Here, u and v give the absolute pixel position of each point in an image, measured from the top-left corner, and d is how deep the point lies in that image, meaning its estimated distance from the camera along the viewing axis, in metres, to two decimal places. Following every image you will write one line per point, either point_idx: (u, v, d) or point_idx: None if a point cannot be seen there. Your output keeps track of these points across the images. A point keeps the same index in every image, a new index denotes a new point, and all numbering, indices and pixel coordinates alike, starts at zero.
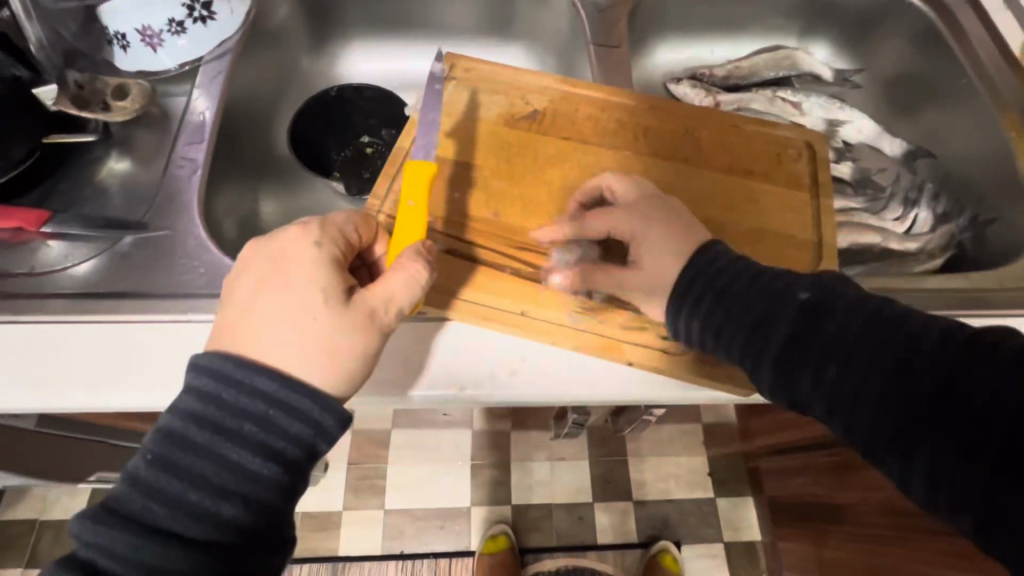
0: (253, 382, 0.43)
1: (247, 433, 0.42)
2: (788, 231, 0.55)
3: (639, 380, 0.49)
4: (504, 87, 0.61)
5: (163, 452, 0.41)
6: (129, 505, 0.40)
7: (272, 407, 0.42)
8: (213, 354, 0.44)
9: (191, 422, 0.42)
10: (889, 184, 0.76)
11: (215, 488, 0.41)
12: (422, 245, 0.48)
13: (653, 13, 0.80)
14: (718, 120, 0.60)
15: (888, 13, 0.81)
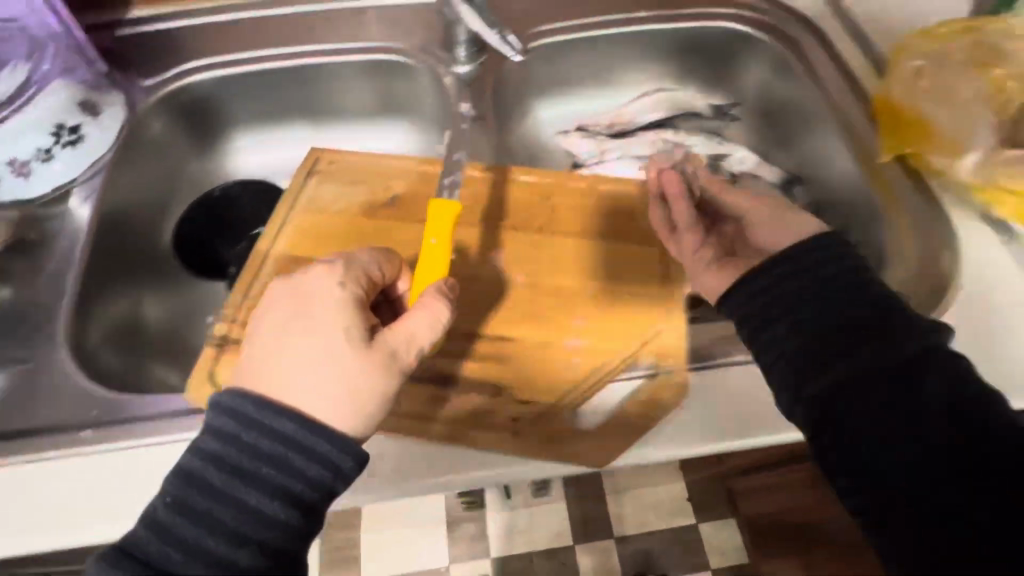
0: (274, 424, 0.42)
1: (210, 475, 0.41)
2: (638, 291, 0.55)
3: (489, 463, 0.47)
4: (367, 175, 0.64)
5: (223, 489, 0.41)
6: (142, 550, 0.40)
7: (288, 448, 0.42)
8: (234, 393, 0.43)
9: (235, 457, 0.41)
10: None
11: (192, 538, 0.40)
12: (444, 283, 0.48)
13: (522, 77, 0.84)
14: (572, 184, 0.63)
15: (741, 48, 0.83)
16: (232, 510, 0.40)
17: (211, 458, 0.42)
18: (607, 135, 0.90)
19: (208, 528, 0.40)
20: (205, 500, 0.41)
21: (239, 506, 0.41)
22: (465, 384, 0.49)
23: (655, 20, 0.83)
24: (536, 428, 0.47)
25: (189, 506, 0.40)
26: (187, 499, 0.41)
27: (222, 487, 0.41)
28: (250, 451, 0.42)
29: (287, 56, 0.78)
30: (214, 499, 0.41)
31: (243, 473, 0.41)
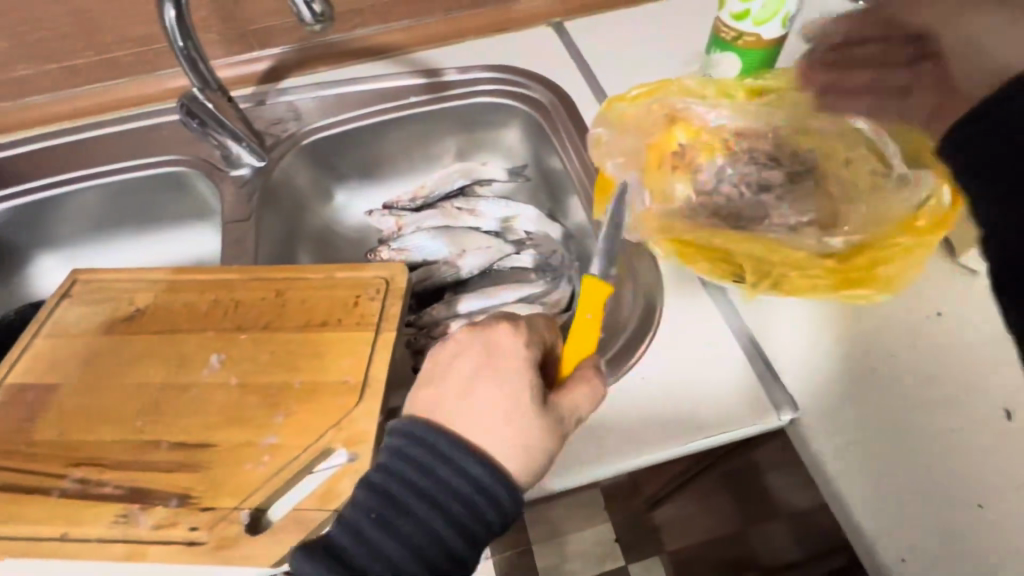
0: (431, 478, 0.43)
1: (401, 506, 0.42)
2: (342, 378, 0.57)
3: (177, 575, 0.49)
4: (113, 292, 0.67)
5: (386, 518, 0.42)
6: (348, 554, 0.41)
7: (425, 509, 0.42)
8: (416, 424, 0.46)
9: (390, 535, 0.41)
10: (560, 265, 0.85)
11: (384, 569, 0.40)
12: (596, 361, 0.51)
13: (311, 169, 0.89)
14: (306, 276, 0.66)
15: (510, 118, 0.89)
16: (378, 545, 0.41)
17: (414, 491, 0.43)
18: (409, 210, 0.92)
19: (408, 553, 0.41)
20: (371, 534, 0.41)
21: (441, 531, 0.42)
22: (152, 498, 0.51)
23: (424, 102, 0.88)
24: (212, 536, 0.48)
25: (378, 536, 0.41)
26: (389, 526, 0.42)
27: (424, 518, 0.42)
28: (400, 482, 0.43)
29: (73, 182, 0.83)
30: (411, 524, 0.42)
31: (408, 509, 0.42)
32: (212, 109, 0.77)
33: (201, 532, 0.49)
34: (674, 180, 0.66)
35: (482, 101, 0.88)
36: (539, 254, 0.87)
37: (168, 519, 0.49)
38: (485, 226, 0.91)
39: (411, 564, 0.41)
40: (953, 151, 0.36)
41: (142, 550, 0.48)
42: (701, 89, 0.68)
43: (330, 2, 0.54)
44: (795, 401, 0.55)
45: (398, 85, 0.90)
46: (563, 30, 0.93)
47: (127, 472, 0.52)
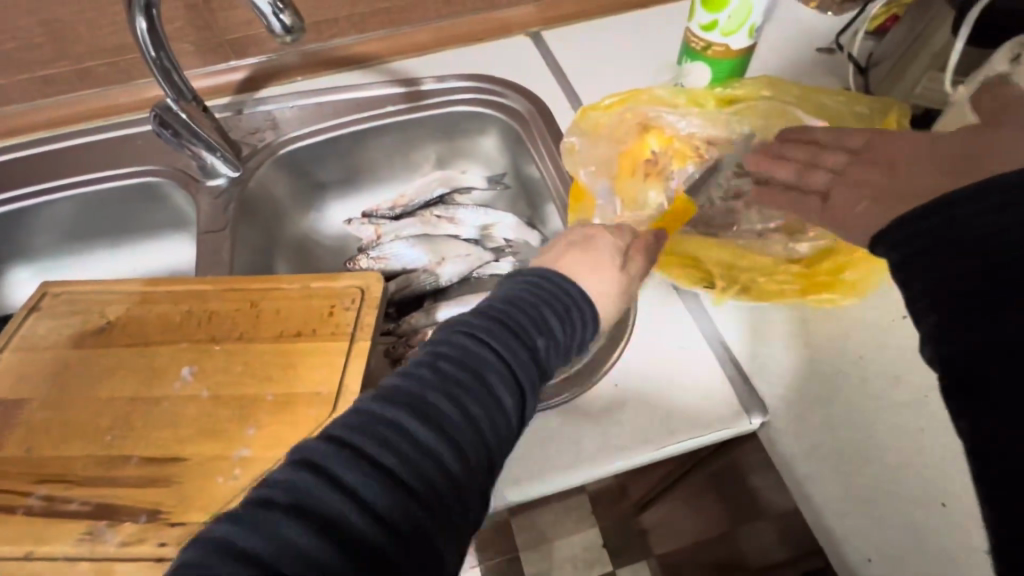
0: (526, 306, 0.47)
1: (481, 350, 0.43)
2: (316, 389, 0.56)
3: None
4: (83, 304, 0.66)
5: (472, 357, 0.42)
6: (418, 395, 0.39)
7: (505, 330, 0.44)
8: (537, 271, 0.51)
9: (459, 368, 0.41)
10: None
11: (476, 401, 0.40)
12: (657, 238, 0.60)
13: (289, 178, 0.89)
14: (281, 286, 0.65)
15: (488, 127, 0.90)
16: (463, 381, 0.40)
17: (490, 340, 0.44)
18: (388, 219, 0.92)
19: (488, 389, 0.41)
20: (459, 374, 0.41)
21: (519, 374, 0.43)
22: (121, 514, 0.50)
23: (402, 112, 0.89)
24: (181, 551, 0.48)
25: (468, 369, 0.41)
26: (471, 367, 0.41)
27: (501, 363, 0.43)
28: (504, 326, 0.44)
29: (46, 193, 0.82)
30: (497, 363, 0.42)
31: (494, 350, 0.43)
32: (187, 120, 0.77)
33: (170, 548, 0.48)
34: (646, 188, 0.68)
35: (460, 110, 0.89)
36: (518, 261, 0.88)
37: (136, 535, 0.48)
38: (464, 234, 0.92)
39: (494, 398, 0.41)
40: (886, 250, 0.43)
41: (108, 567, 0.47)
42: (674, 98, 0.69)
43: (299, 15, 0.55)
44: (765, 404, 0.55)
45: (376, 94, 0.90)
46: (541, 39, 0.94)
47: (95, 488, 0.51)
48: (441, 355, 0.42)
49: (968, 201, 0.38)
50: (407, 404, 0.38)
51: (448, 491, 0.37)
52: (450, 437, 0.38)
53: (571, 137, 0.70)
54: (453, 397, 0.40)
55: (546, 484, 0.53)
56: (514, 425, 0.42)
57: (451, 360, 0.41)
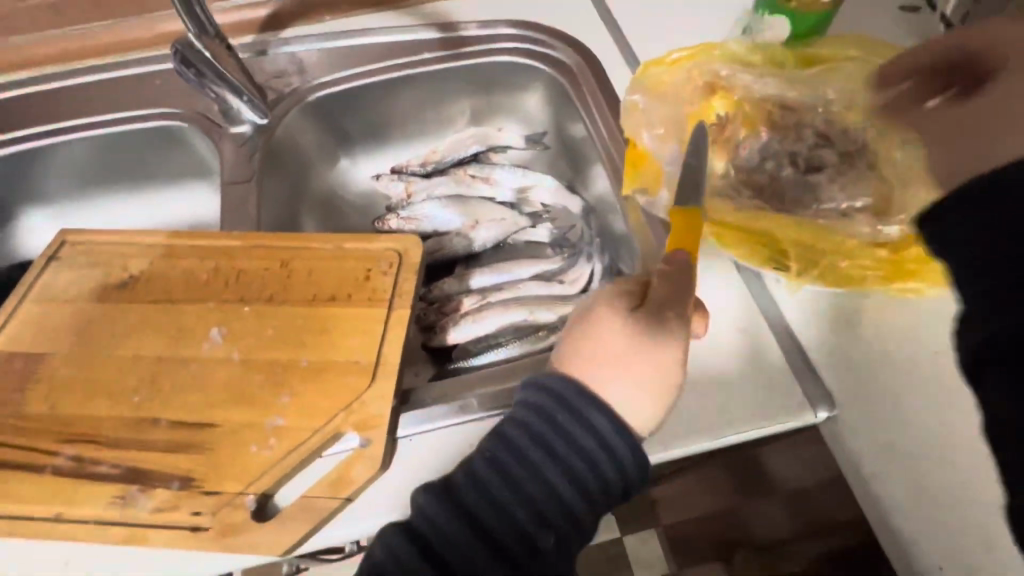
0: (589, 416, 0.45)
1: (517, 465, 0.44)
2: (353, 357, 0.53)
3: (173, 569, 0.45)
4: (105, 257, 0.62)
5: (524, 452, 0.44)
6: (449, 512, 0.42)
7: (551, 438, 0.44)
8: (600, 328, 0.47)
9: (494, 483, 0.43)
10: (578, 240, 0.81)
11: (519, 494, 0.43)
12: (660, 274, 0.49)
13: (316, 129, 0.83)
14: (315, 246, 0.61)
15: (532, 82, 0.83)
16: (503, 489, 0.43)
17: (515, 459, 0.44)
18: (419, 176, 0.88)
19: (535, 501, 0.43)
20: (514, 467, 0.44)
21: (571, 472, 0.43)
22: (152, 480, 0.48)
23: (438, 60, 0.82)
24: (218, 520, 0.46)
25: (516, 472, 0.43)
26: (513, 475, 0.43)
27: (541, 470, 0.43)
28: (546, 421, 0.45)
29: (60, 134, 0.77)
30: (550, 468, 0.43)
31: (540, 456, 0.44)
32: (212, 60, 0.71)
33: (206, 517, 0.46)
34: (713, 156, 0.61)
35: (501, 60, 0.81)
36: (556, 229, 0.83)
37: (169, 502, 0.46)
38: (500, 196, 0.87)
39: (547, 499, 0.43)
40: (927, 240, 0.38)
41: (142, 534, 0.46)
42: (748, 55, 0.62)
43: None
44: (834, 399, 0.51)
45: (411, 40, 0.83)
46: None
47: (126, 450, 0.49)
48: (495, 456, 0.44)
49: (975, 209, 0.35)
50: (429, 526, 0.42)
51: None
52: (474, 550, 0.41)
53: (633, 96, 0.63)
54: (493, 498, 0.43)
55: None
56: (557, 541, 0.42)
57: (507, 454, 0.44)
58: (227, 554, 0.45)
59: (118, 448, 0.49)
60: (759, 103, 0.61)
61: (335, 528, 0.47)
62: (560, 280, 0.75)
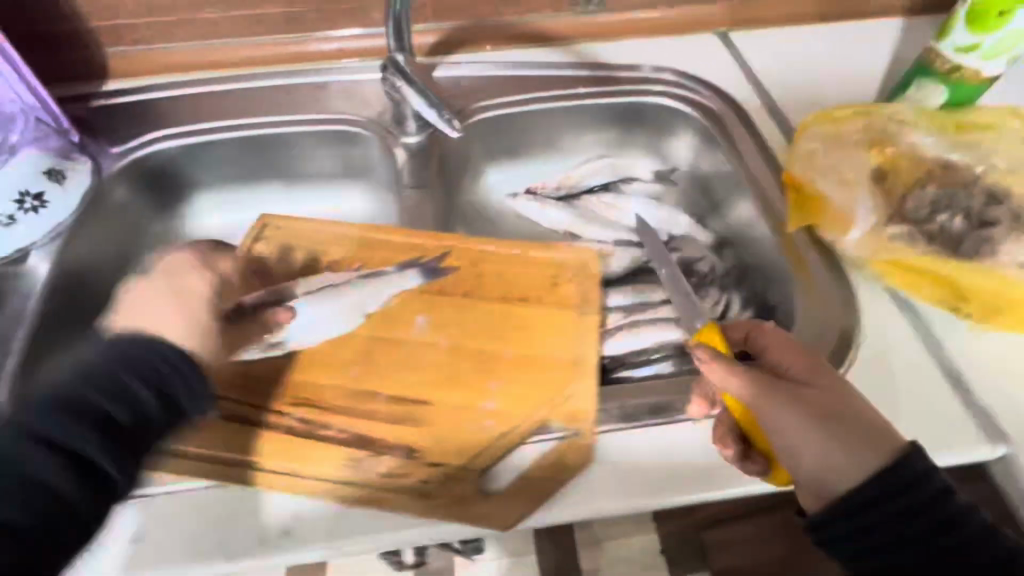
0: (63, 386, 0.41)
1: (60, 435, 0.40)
2: (552, 356, 0.58)
3: (404, 529, 0.48)
4: (308, 242, 0.68)
5: (124, 367, 0.43)
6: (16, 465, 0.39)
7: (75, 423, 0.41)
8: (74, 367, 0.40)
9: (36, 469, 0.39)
10: (708, 274, 0.85)
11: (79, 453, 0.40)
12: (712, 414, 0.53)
13: (472, 146, 0.91)
14: (503, 248, 0.67)
15: (676, 125, 0.90)
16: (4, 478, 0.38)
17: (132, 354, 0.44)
18: (554, 200, 0.95)
19: (140, 387, 0.43)
20: (144, 348, 0.45)
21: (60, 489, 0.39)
22: (380, 449, 0.52)
23: (591, 95, 0.90)
24: (449, 490, 0.49)
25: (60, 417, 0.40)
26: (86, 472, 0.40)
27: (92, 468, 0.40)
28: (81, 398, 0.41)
29: (247, 127, 0.85)
30: (110, 400, 0.42)
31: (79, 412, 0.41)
32: (405, 67, 0.78)
33: (436, 484, 0.49)
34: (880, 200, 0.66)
35: (648, 101, 0.89)
36: (684, 258, 0.88)
37: (401, 468, 0.50)
38: (628, 222, 0.92)
39: (108, 440, 0.41)
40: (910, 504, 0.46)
41: (375, 496, 0.49)
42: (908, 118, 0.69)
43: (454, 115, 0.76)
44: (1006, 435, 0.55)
45: (564, 74, 0.91)
46: (732, 42, 0.94)
47: (354, 417, 0.54)
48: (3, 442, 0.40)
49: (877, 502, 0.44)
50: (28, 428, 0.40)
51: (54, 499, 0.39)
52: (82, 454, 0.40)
53: (811, 143, 0.70)
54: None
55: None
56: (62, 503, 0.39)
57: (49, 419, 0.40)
58: (456, 523, 0.48)
59: (348, 415, 0.54)
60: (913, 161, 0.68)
61: (556, 505, 0.49)
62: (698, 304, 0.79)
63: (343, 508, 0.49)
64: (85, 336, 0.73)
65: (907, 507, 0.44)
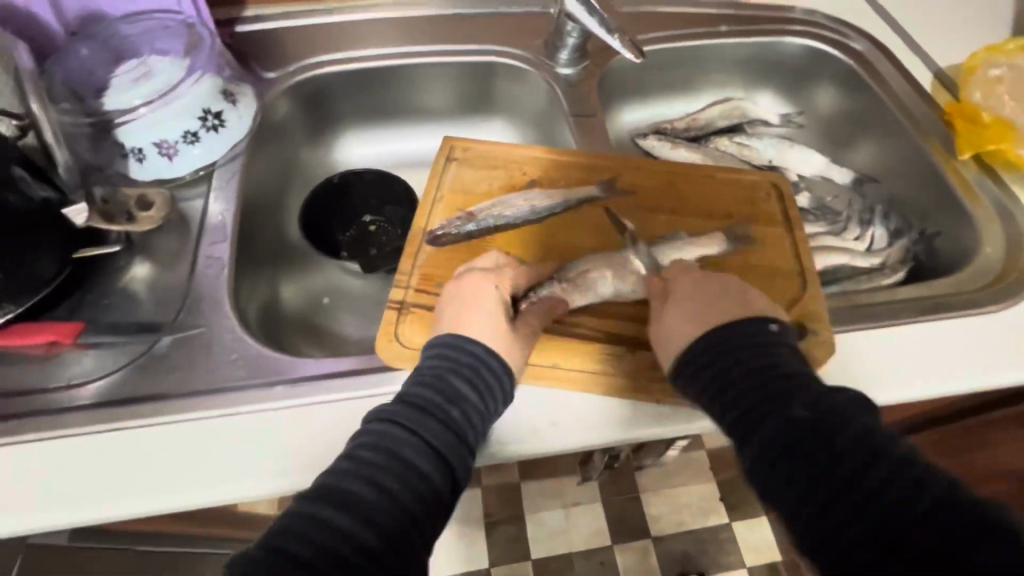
0: (418, 388, 0.49)
1: (398, 431, 0.46)
2: (774, 264, 0.63)
3: (671, 416, 0.55)
4: (501, 162, 0.69)
5: (438, 378, 0.49)
6: (378, 440, 0.45)
7: (420, 418, 0.47)
8: (446, 349, 0.51)
9: (389, 444, 0.45)
10: (844, 210, 0.85)
11: (425, 448, 0.45)
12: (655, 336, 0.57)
13: (615, 83, 0.91)
14: (695, 171, 0.69)
15: (814, 66, 0.92)
16: (377, 457, 0.44)
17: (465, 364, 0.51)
18: (686, 139, 0.93)
19: (450, 410, 0.48)
20: (440, 360, 0.51)
21: (402, 477, 0.44)
22: (634, 345, 0.58)
23: (735, 34, 0.91)
24: None
25: (400, 429, 0.46)
26: (422, 469, 0.45)
27: (429, 470, 0.45)
28: (428, 398, 0.48)
29: (403, 56, 0.84)
30: (435, 422, 0.47)
31: (417, 430, 0.46)
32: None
33: None
34: None
35: (791, 42, 0.91)
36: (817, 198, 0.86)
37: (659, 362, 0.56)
38: (756, 161, 0.92)
39: (432, 461, 0.45)
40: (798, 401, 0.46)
41: (642, 385, 0.56)
42: None
43: (638, 48, 0.74)
44: None
45: (708, 13, 0.92)
46: None
47: (611, 322, 0.59)
48: (348, 448, 0.45)
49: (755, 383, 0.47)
50: (391, 422, 0.46)
51: (399, 489, 0.43)
52: (426, 452, 0.45)
53: (992, 70, 0.78)
54: (347, 467, 0.43)
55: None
56: (415, 488, 0.44)
57: (378, 424, 0.46)
58: None
59: (602, 321, 0.59)
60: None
61: None
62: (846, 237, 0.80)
63: (613, 402, 0.56)
64: (269, 267, 0.76)
65: (831, 465, 0.41)
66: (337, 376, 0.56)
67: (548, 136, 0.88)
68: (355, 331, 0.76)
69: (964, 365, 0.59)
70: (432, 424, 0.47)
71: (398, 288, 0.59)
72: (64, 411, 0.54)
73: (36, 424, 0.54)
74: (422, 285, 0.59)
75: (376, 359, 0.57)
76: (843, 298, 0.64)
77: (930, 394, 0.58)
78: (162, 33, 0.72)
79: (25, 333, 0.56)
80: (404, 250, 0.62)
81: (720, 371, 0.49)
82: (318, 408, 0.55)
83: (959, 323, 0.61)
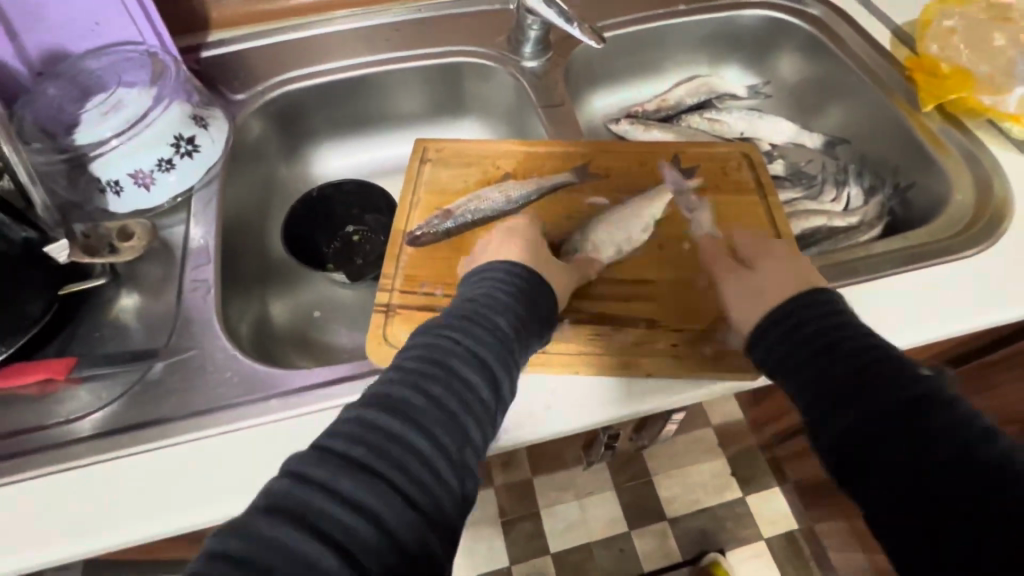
0: (465, 316, 0.47)
1: (454, 358, 0.44)
2: (747, 232, 0.64)
3: (669, 388, 0.56)
4: (475, 158, 0.70)
5: (484, 306, 0.49)
6: (431, 370, 0.42)
7: (468, 347, 0.45)
8: (487, 283, 0.51)
9: (446, 375, 0.42)
10: (819, 172, 0.86)
11: (460, 398, 0.41)
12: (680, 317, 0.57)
13: (582, 72, 0.92)
14: (666, 149, 0.70)
15: (776, 34, 0.93)
16: (434, 387, 0.41)
17: (506, 297, 0.50)
18: (658, 119, 0.93)
19: (503, 331, 0.48)
20: (491, 286, 0.51)
21: (460, 405, 0.41)
22: (623, 323, 0.58)
23: (696, 11, 0.92)
24: (693, 354, 0.56)
25: (456, 354, 0.44)
26: (475, 397, 0.43)
27: (480, 404, 0.43)
28: (477, 326, 0.47)
29: (370, 64, 0.85)
30: (487, 346, 0.46)
31: (468, 351, 0.45)
32: None
33: (683, 348, 0.57)
34: (1014, 66, 0.75)
35: (750, 14, 0.92)
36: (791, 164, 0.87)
37: (645, 337, 0.57)
38: (729, 134, 0.93)
39: (485, 388, 0.44)
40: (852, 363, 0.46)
41: (633, 362, 0.56)
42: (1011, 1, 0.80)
43: (598, 34, 0.75)
44: None
45: None
46: None
47: (598, 301, 0.60)
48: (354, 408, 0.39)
49: (812, 351, 0.48)
50: (443, 352, 0.44)
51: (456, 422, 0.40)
52: (479, 379, 0.44)
53: (945, 22, 0.79)
54: (409, 397, 0.40)
55: (1004, 313, 0.60)
56: (477, 420, 0.42)
57: (428, 352, 0.44)
58: (703, 376, 0.56)
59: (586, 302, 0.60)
60: (1018, 45, 0.76)
61: None
62: (821, 200, 0.81)
63: (605, 381, 0.56)
64: (255, 285, 0.76)
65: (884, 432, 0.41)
66: (328, 385, 0.57)
67: (521, 129, 0.88)
68: (348, 340, 0.77)
69: (946, 310, 0.60)
70: (484, 348, 0.45)
71: (382, 291, 0.60)
72: (63, 446, 0.55)
73: (32, 462, 0.54)
74: (406, 286, 0.60)
75: (367, 363, 0.58)
76: (828, 257, 0.64)
77: (917, 342, 0.59)
78: (126, 65, 0.73)
79: (15, 373, 0.56)
80: (385, 253, 0.63)
81: (790, 342, 0.49)
82: (315, 416, 0.55)
83: (937, 270, 0.62)
